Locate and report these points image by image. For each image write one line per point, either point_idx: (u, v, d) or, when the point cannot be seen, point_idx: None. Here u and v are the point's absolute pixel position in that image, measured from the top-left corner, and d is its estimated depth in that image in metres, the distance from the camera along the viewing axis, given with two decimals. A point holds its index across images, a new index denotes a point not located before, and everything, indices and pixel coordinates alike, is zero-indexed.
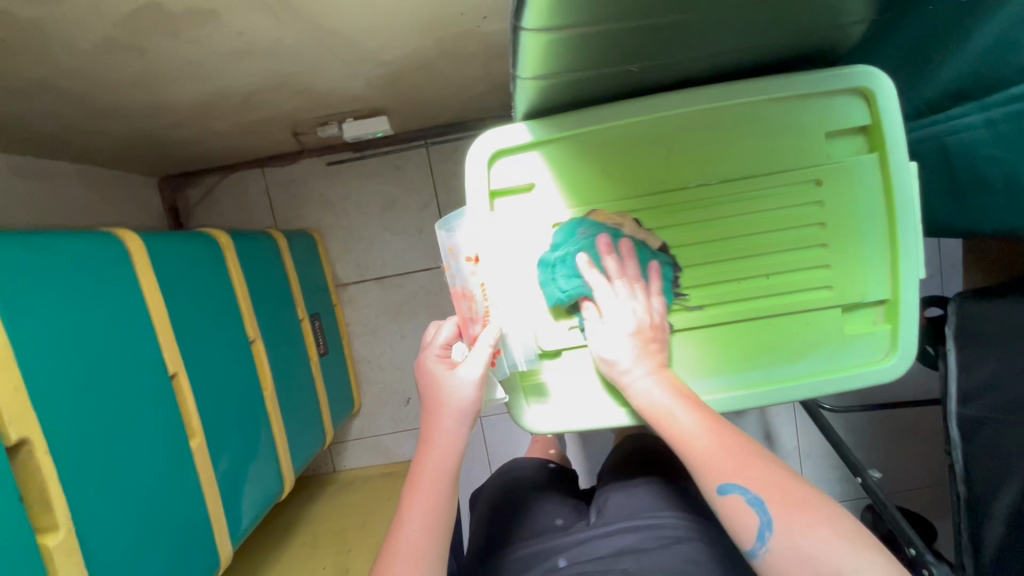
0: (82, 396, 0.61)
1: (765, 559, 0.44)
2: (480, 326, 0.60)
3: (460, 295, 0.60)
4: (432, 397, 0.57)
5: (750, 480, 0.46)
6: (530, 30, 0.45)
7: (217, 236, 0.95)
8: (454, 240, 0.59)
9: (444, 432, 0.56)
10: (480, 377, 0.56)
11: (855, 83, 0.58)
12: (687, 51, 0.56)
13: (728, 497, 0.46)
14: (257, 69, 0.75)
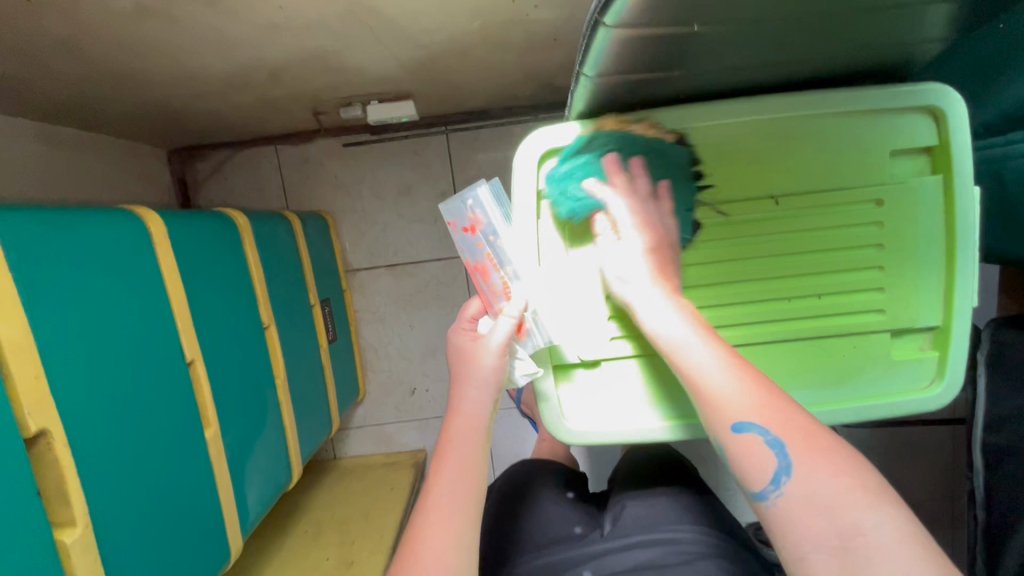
0: (100, 383, 0.58)
1: (777, 503, 0.42)
2: (503, 299, 0.60)
3: (477, 272, 0.61)
4: (456, 366, 0.58)
5: (769, 420, 0.44)
6: (609, 27, 0.42)
7: (234, 216, 0.92)
8: (474, 216, 0.60)
9: (468, 401, 0.55)
10: (502, 347, 0.56)
11: (926, 101, 0.56)
12: (757, 58, 0.53)
13: (745, 436, 0.44)
14: (290, 44, 0.71)
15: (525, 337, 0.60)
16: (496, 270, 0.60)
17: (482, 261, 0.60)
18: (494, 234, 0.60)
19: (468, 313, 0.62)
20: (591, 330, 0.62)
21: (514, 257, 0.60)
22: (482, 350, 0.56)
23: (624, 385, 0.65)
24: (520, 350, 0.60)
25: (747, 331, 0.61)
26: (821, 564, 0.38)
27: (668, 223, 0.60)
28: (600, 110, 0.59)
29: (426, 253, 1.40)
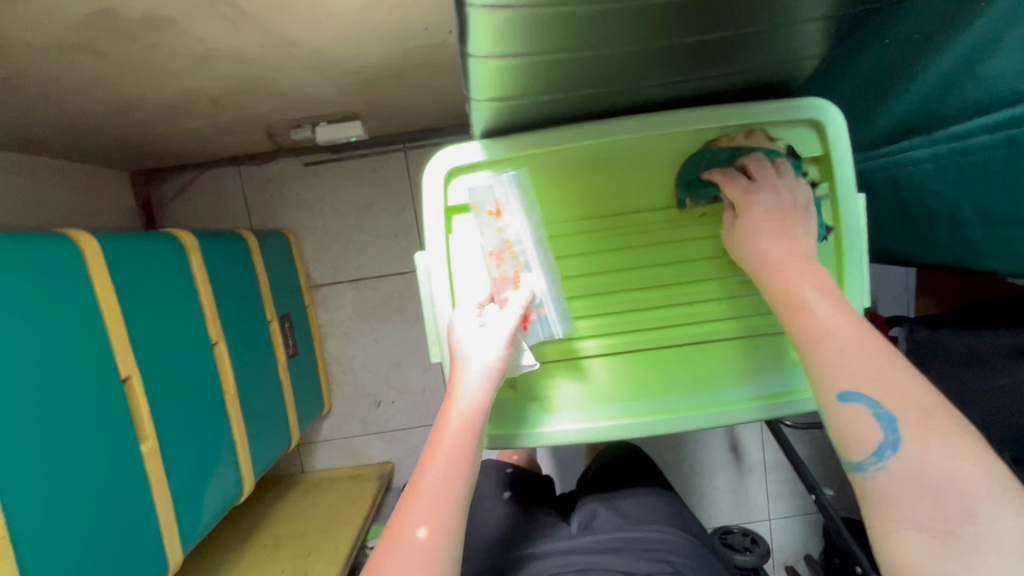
0: (27, 402, 0.61)
1: (873, 475, 0.41)
2: (512, 286, 0.61)
3: (493, 257, 0.61)
4: (456, 351, 0.57)
5: (880, 391, 0.42)
6: (479, 57, 0.45)
7: (182, 237, 0.94)
8: (497, 198, 0.59)
9: (467, 386, 0.55)
10: (510, 335, 0.57)
11: (806, 116, 0.60)
12: (641, 80, 0.57)
13: (851, 407, 0.43)
14: (223, 73, 0.74)
15: (528, 328, 0.61)
16: (511, 257, 0.60)
17: (499, 246, 0.60)
18: (514, 222, 0.60)
19: (480, 300, 0.60)
20: None
21: (530, 241, 0.61)
22: (490, 337, 0.57)
23: (585, 385, 0.66)
24: (523, 341, 0.61)
25: (649, 335, 0.66)
26: (917, 543, 0.37)
27: (565, 236, 0.65)
28: (504, 129, 0.62)
29: (388, 267, 1.43)
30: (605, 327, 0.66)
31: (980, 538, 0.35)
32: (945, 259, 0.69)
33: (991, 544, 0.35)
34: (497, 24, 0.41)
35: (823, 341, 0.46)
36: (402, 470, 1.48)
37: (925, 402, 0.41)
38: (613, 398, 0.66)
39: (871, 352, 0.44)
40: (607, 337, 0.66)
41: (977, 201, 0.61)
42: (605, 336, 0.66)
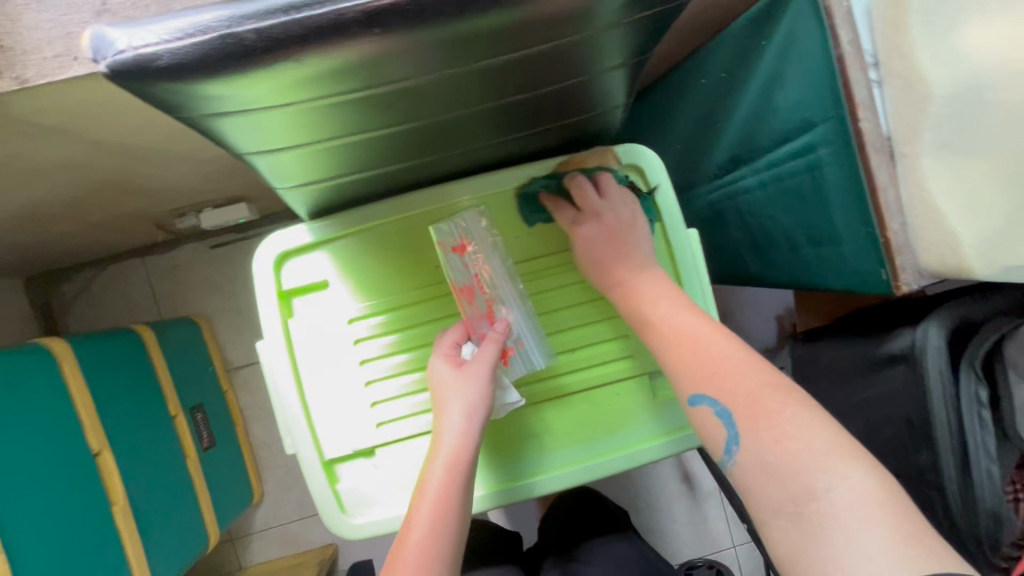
0: None
1: (732, 471, 0.44)
2: (487, 323, 0.59)
3: (463, 293, 0.58)
4: (439, 394, 0.56)
5: (721, 393, 0.46)
6: (248, 152, 0.44)
7: (53, 343, 0.90)
8: (465, 238, 0.59)
9: (451, 429, 0.54)
10: (491, 370, 0.55)
11: (623, 161, 0.61)
12: (452, 149, 0.57)
13: (698, 408, 0.47)
14: (62, 179, 0.73)
15: (509, 364, 0.59)
16: (483, 291, 0.59)
17: (469, 283, 0.58)
18: (481, 257, 0.59)
19: (449, 338, 0.58)
20: (345, 399, 0.61)
21: (503, 283, 0.60)
22: (467, 371, 0.55)
23: (572, 424, 0.63)
24: (505, 376, 0.59)
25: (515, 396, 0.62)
26: (781, 533, 0.39)
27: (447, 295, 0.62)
28: (336, 206, 0.62)
29: None
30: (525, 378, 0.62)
31: (825, 516, 0.37)
32: (792, 280, 0.68)
33: (837, 526, 0.37)
34: (242, 129, 0.40)
35: (684, 336, 0.50)
36: (346, 552, 1.40)
37: (749, 389, 0.45)
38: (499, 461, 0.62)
39: (749, 366, 0.46)
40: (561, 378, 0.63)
41: (803, 222, 0.62)
42: (547, 381, 0.63)
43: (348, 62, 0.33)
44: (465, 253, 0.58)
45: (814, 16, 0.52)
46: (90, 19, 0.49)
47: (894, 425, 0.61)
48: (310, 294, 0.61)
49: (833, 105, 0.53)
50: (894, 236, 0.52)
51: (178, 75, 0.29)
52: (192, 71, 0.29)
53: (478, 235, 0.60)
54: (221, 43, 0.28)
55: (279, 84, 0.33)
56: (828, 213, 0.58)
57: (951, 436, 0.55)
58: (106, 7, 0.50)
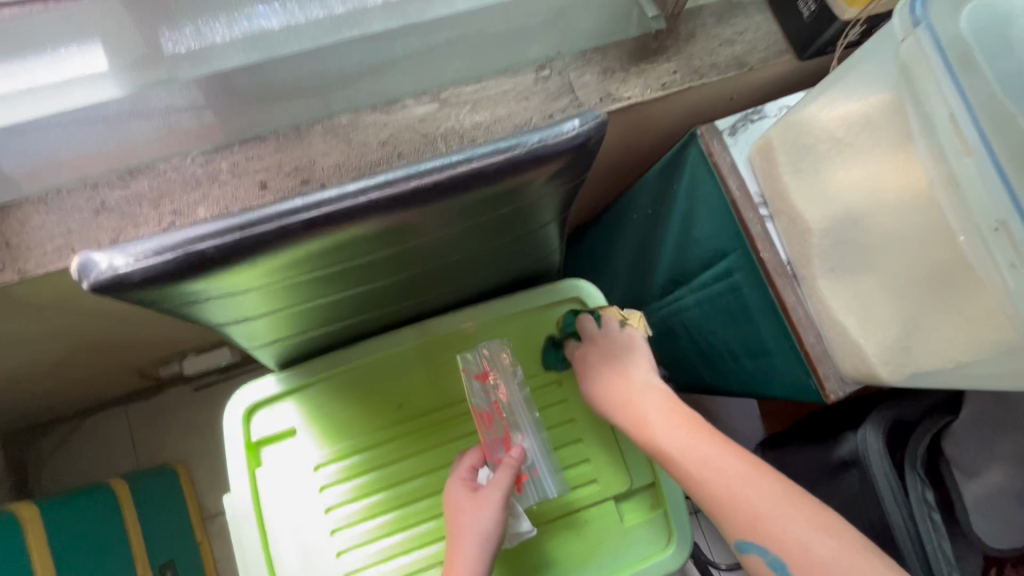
0: None
1: None
2: (502, 450, 0.60)
3: (482, 419, 0.61)
4: (455, 520, 0.56)
5: (769, 540, 0.46)
6: (217, 323, 0.49)
7: (20, 507, 0.88)
8: (487, 366, 0.63)
9: (464, 558, 0.54)
10: (504, 499, 0.56)
11: (566, 295, 0.67)
12: (409, 298, 0.62)
13: (749, 556, 0.48)
14: (50, 343, 0.78)
15: (523, 492, 0.60)
16: (502, 418, 0.61)
17: (490, 409, 0.61)
18: (502, 384, 0.63)
19: (467, 462, 0.60)
20: (312, 550, 0.61)
21: (520, 410, 0.62)
22: (483, 499, 0.56)
23: (567, 551, 0.62)
24: (517, 503, 0.59)
25: None
26: None
27: (412, 433, 0.64)
28: (305, 355, 0.66)
29: None
30: None
31: None
32: (744, 389, 0.72)
33: None
34: (206, 308, 0.45)
35: (713, 486, 0.50)
36: None
37: (798, 534, 0.46)
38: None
39: (788, 508, 0.47)
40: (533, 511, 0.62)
41: (738, 337, 0.67)
42: None
43: (296, 254, 0.39)
44: (488, 380, 0.62)
45: (708, 169, 0.61)
46: (89, 216, 0.57)
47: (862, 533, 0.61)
48: (279, 443, 0.63)
49: (737, 238, 0.61)
50: (813, 347, 0.56)
51: (148, 283, 0.35)
52: (159, 279, 0.35)
53: (500, 364, 0.63)
54: (184, 258, 0.34)
55: (237, 277, 0.39)
56: (756, 328, 0.63)
57: (916, 546, 0.55)
58: (104, 205, 0.57)
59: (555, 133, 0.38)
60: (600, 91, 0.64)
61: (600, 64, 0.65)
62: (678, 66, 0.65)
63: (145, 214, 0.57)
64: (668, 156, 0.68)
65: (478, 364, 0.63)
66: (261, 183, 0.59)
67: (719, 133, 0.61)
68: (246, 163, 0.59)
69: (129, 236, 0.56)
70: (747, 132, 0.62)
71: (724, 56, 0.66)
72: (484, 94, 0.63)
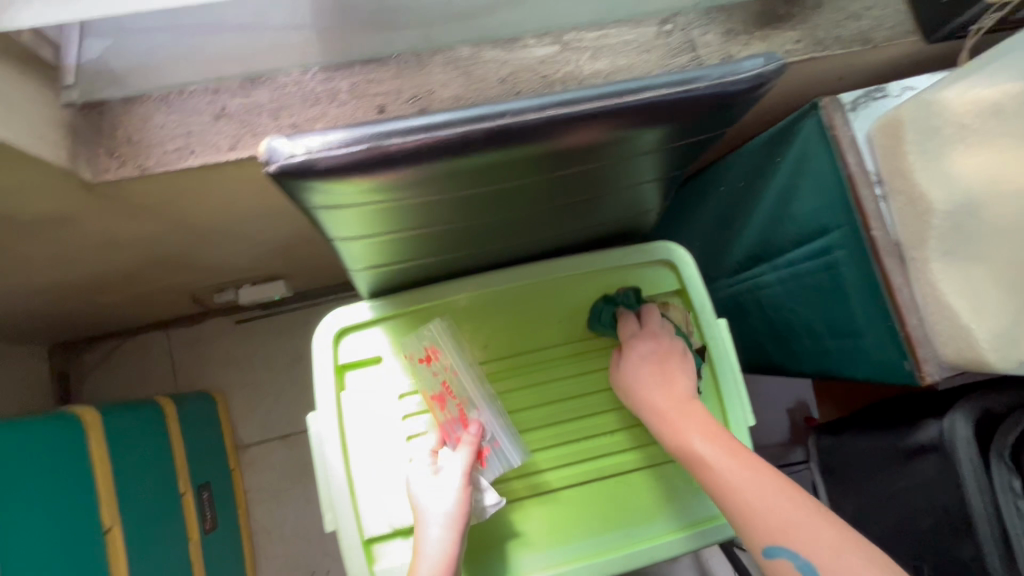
0: None
1: None
2: (461, 426, 0.62)
3: (435, 400, 0.62)
4: (417, 503, 0.57)
5: (800, 543, 0.46)
6: (336, 236, 0.50)
7: (82, 413, 0.89)
8: (432, 347, 0.63)
9: (430, 539, 0.54)
10: (464, 475, 0.58)
11: (658, 257, 0.68)
12: (506, 239, 0.63)
13: (776, 561, 0.46)
14: (132, 253, 0.78)
15: (485, 466, 0.61)
16: (453, 397, 0.63)
17: (439, 390, 0.63)
18: (449, 364, 0.63)
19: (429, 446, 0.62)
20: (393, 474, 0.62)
21: (471, 385, 0.63)
22: (444, 479, 0.57)
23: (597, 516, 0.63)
24: (483, 478, 0.61)
25: (547, 477, 0.64)
26: None
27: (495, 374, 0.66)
28: (391, 288, 0.66)
29: None
30: (567, 459, 0.65)
31: None
32: (816, 369, 0.72)
33: None
34: (340, 214, 0.45)
35: (737, 493, 0.49)
36: None
37: (831, 537, 0.46)
38: (519, 548, 0.62)
39: (815, 514, 0.47)
40: (605, 460, 0.66)
41: (824, 317, 0.68)
42: (592, 461, 0.65)
43: (458, 166, 0.39)
44: (434, 361, 0.63)
45: (825, 143, 0.60)
46: (209, 120, 0.57)
47: (929, 515, 0.63)
48: (366, 368, 0.65)
49: (846, 215, 0.60)
50: (915, 330, 0.57)
51: (328, 175, 0.34)
52: (340, 171, 0.34)
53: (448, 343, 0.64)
54: (368, 154, 0.34)
55: (396, 181, 0.39)
56: (849, 309, 0.63)
57: (996, 531, 0.57)
58: (224, 111, 0.57)
59: (732, 71, 0.38)
60: (721, 52, 0.63)
61: (724, 24, 0.64)
62: (802, 37, 0.64)
63: (264, 124, 0.57)
64: (777, 126, 0.67)
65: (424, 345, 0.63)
66: (380, 106, 0.58)
67: (841, 107, 0.60)
68: (366, 84, 0.59)
69: (247, 144, 0.56)
70: (870, 109, 0.60)
71: (850, 30, 0.64)
72: (605, 42, 0.62)
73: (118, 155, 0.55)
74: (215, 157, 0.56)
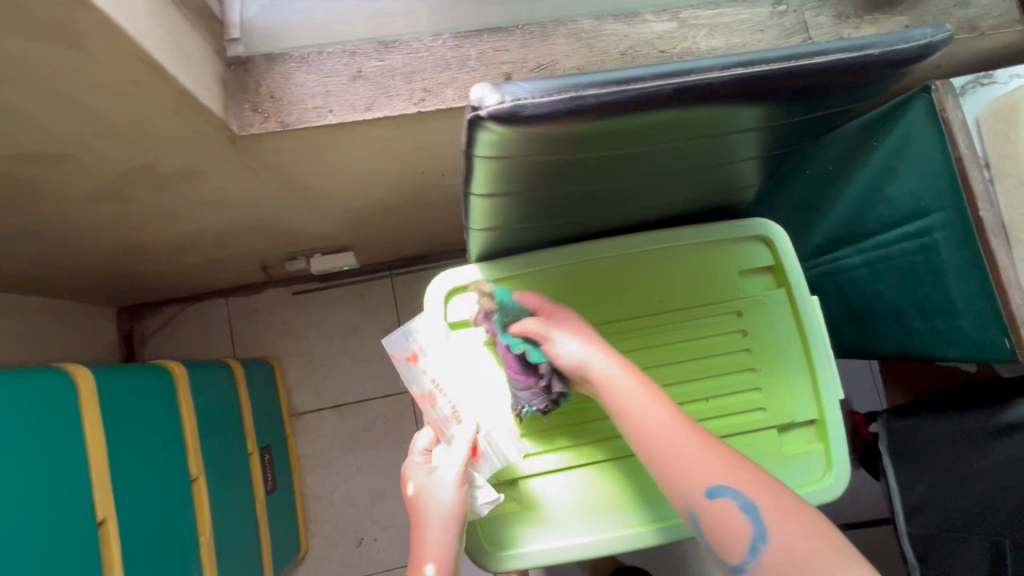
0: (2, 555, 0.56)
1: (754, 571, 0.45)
2: (454, 424, 0.63)
3: (425, 399, 0.64)
4: (416, 506, 0.58)
5: (743, 483, 0.47)
6: (477, 194, 0.52)
7: (171, 366, 0.92)
8: (415, 346, 0.65)
9: (429, 541, 0.56)
10: (458, 476, 0.58)
11: (755, 232, 0.69)
12: (613, 208, 0.65)
13: (718, 501, 0.47)
14: (235, 214, 0.82)
15: (481, 460, 0.62)
16: (443, 395, 0.64)
17: (427, 390, 0.64)
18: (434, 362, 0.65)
19: (421, 446, 0.63)
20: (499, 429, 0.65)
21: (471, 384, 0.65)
22: (441, 480, 0.58)
23: (617, 495, 0.66)
24: (479, 476, 0.62)
25: None
26: None
27: None
28: (496, 254, 0.69)
29: (373, 391, 1.42)
30: None
31: None
32: (898, 350, 0.75)
33: None
34: (499, 172, 0.48)
35: (678, 434, 0.50)
36: None
37: (774, 478, 0.48)
38: (618, 506, 0.65)
39: (736, 458, 0.49)
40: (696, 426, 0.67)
41: (914, 298, 0.69)
42: None
43: (632, 122, 0.41)
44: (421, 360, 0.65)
45: (935, 126, 0.62)
46: (346, 81, 0.59)
47: (1016, 494, 0.68)
48: (469, 329, 0.67)
49: (950, 196, 0.62)
50: (1018, 309, 0.58)
51: (531, 121, 0.37)
52: (543, 118, 0.37)
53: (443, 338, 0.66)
54: (571, 102, 0.37)
55: (573, 134, 0.41)
56: (945, 290, 0.65)
57: None
58: (361, 72, 0.59)
59: (905, 38, 0.40)
60: (832, 34, 0.65)
61: (835, 7, 0.66)
62: (910, 21, 0.66)
63: (398, 87, 0.60)
64: (879, 110, 0.68)
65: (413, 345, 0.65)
66: (506, 74, 0.61)
67: (953, 91, 0.61)
68: (494, 53, 0.61)
69: (382, 105, 0.59)
70: (976, 96, 0.62)
71: (957, 17, 0.66)
72: (721, 20, 0.64)
73: (262, 111, 0.58)
74: (352, 116, 0.59)
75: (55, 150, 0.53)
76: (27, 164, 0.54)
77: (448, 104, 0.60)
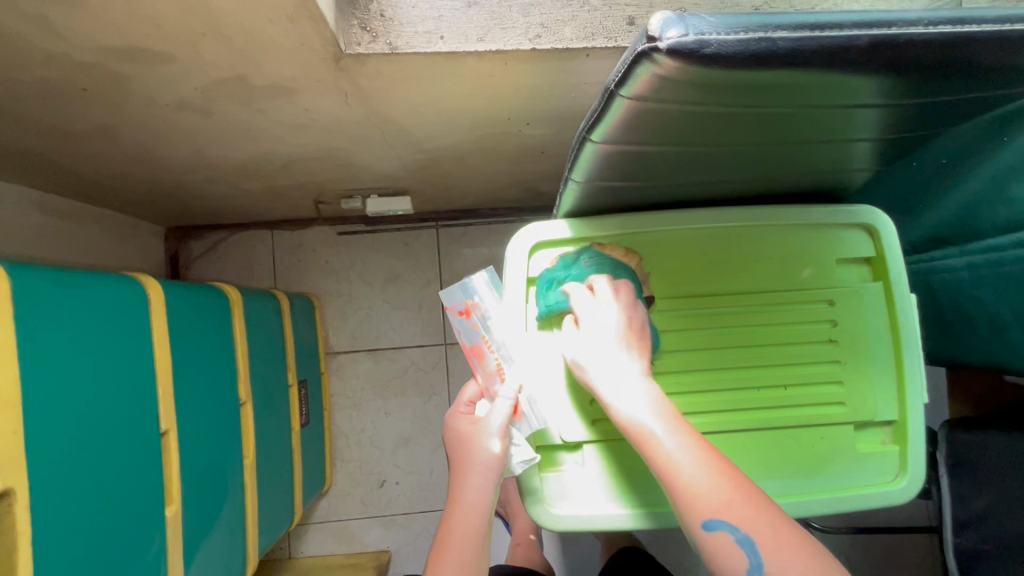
0: (83, 450, 0.56)
1: None
2: (498, 382, 0.63)
3: (475, 353, 0.64)
4: (457, 453, 0.59)
5: (771, 559, 0.43)
6: (596, 141, 0.48)
7: (228, 291, 0.92)
8: (471, 301, 0.64)
9: (470, 488, 0.57)
10: (502, 428, 0.59)
11: (861, 220, 0.65)
12: (718, 176, 0.61)
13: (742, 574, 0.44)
14: (311, 141, 0.79)
15: (522, 419, 0.62)
16: (491, 352, 0.64)
17: (478, 343, 0.64)
18: (489, 316, 0.64)
19: (466, 397, 0.64)
20: (571, 394, 0.65)
21: (505, 342, 0.63)
22: (486, 430, 0.59)
23: None
24: (518, 435, 0.61)
25: (711, 419, 0.64)
26: None
27: (676, 312, 0.65)
28: (584, 211, 0.66)
29: (408, 340, 1.42)
30: (734, 406, 0.64)
31: None
32: (984, 359, 0.74)
33: None
34: (634, 121, 0.44)
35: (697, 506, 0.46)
36: (399, 561, 1.38)
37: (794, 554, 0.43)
38: None
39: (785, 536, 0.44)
40: (775, 412, 0.65)
41: (1015, 307, 0.66)
42: (756, 412, 0.64)
43: (807, 75, 0.38)
44: (475, 315, 0.64)
45: None
46: (460, 7, 0.56)
47: None
48: None
49: None
50: None
51: (710, 61, 0.34)
52: (725, 58, 0.33)
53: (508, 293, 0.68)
54: (757, 43, 0.34)
55: (737, 81, 0.38)
56: None
57: None
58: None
59: None
60: None
61: None
62: None
63: (514, 19, 0.56)
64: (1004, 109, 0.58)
65: (467, 298, 0.64)
66: (629, 18, 0.58)
67: None
68: None
69: (495, 37, 0.56)
70: None
71: None
72: None
73: (371, 30, 0.54)
74: (463, 46, 0.55)
75: (158, 46, 0.50)
76: (127, 58, 0.52)
77: (565, 43, 0.56)
